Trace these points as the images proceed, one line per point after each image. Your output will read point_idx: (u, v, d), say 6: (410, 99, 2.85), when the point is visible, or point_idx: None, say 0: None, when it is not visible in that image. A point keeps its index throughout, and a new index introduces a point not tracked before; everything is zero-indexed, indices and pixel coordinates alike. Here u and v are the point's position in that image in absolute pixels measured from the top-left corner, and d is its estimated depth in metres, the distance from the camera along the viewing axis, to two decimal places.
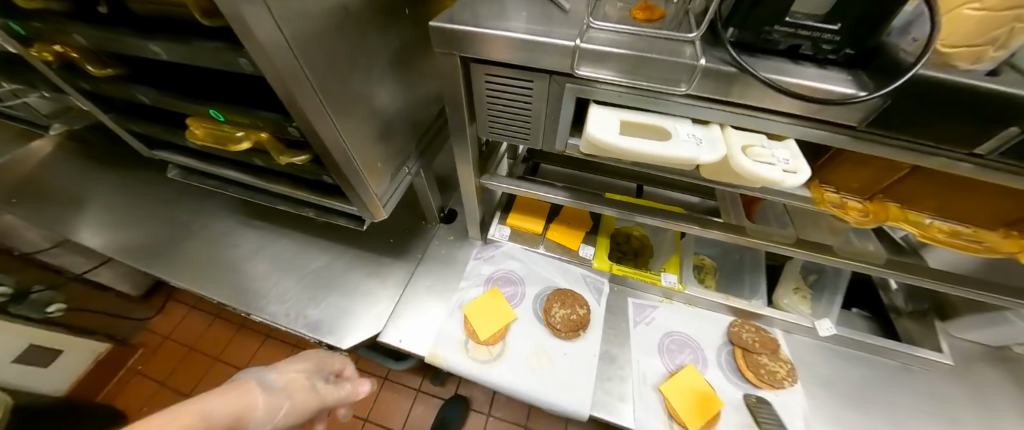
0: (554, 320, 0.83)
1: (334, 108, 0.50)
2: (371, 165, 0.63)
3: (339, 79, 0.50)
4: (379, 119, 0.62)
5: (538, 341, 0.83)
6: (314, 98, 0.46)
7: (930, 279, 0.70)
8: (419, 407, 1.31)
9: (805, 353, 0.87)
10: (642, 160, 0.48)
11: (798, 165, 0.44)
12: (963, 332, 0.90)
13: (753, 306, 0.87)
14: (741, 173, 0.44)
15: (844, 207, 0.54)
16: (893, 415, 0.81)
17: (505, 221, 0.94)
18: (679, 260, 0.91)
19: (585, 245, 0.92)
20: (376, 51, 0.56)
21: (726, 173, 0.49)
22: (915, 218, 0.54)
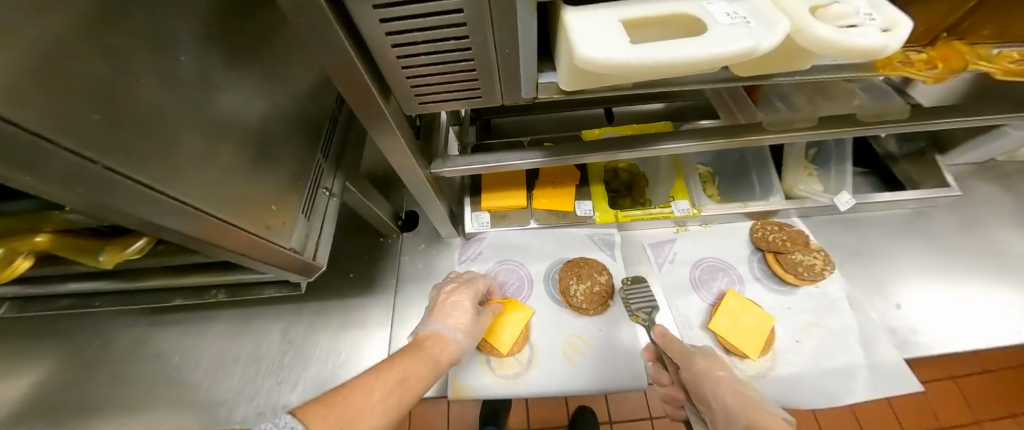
0: (577, 299, 0.70)
1: (148, 166, 0.28)
2: (266, 211, 0.42)
3: (116, 101, 0.25)
4: (241, 142, 0.39)
5: (566, 329, 0.71)
6: (93, 156, 0.23)
7: (960, 119, 0.62)
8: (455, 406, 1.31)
9: (829, 231, 0.81)
10: (666, 73, 0.31)
11: (891, 18, 0.29)
12: (957, 156, 0.88)
13: (772, 203, 0.76)
14: (820, 49, 0.29)
15: (912, 63, 0.41)
16: (924, 260, 0.79)
17: (479, 206, 0.75)
18: (685, 182, 0.78)
19: (580, 201, 0.75)
20: (168, 30, 0.31)
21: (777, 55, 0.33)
22: (982, 51, 0.42)
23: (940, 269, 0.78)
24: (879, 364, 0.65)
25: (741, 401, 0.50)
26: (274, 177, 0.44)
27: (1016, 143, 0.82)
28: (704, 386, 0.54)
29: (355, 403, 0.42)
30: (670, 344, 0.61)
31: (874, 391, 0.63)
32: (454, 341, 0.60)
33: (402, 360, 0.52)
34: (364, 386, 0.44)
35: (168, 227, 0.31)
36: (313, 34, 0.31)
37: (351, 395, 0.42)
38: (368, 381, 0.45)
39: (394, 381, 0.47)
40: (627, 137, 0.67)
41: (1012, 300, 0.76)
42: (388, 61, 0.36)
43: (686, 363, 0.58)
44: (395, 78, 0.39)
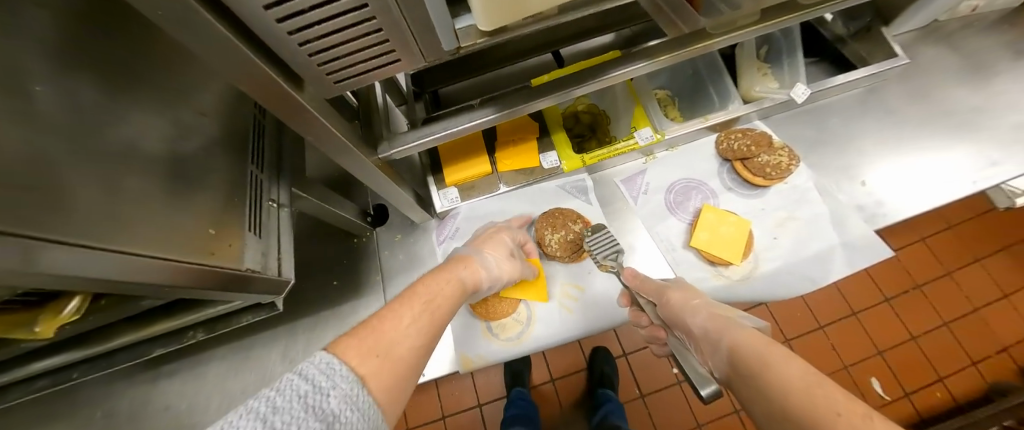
0: (552, 248, 0.71)
1: (72, 225, 0.26)
2: (208, 238, 0.39)
3: None
4: (153, 174, 0.35)
5: (558, 280, 0.72)
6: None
7: None
8: (480, 377, 1.36)
9: (791, 127, 0.82)
10: None
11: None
12: (901, 25, 0.88)
13: (731, 111, 0.75)
14: None
15: None
16: (884, 133, 0.81)
17: (444, 183, 0.72)
18: (644, 109, 0.75)
19: (544, 153, 0.73)
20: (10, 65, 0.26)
21: None
22: None
23: (900, 138, 0.80)
24: (852, 242, 0.68)
25: (716, 321, 0.49)
26: (206, 202, 0.41)
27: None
28: (682, 316, 0.54)
29: (388, 329, 0.41)
30: (642, 284, 0.61)
31: (850, 267, 0.67)
32: (480, 266, 0.59)
33: (430, 281, 0.52)
34: (394, 313, 0.44)
35: (111, 280, 0.29)
36: (184, 34, 0.26)
37: (382, 322, 0.42)
38: (398, 307, 0.45)
39: (422, 304, 0.47)
40: (573, 74, 0.64)
41: (965, 153, 0.79)
42: (287, 47, 0.32)
43: (662, 299, 0.58)
44: (300, 61, 0.34)
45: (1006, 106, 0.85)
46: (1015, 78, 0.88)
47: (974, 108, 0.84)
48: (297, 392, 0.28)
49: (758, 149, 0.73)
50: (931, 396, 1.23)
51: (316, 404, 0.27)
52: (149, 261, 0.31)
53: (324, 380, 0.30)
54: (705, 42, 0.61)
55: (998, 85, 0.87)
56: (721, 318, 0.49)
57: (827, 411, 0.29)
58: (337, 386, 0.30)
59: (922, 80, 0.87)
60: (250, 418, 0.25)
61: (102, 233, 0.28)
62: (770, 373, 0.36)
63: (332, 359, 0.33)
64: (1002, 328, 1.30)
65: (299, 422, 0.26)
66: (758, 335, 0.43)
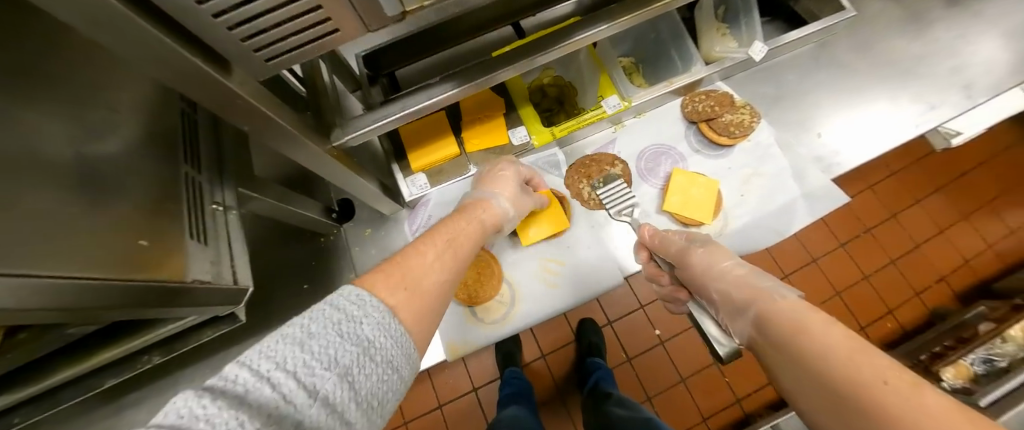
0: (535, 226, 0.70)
1: None
2: (136, 250, 0.34)
3: None
4: (60, 183, 0.30)
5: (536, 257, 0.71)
6: None
7: None
8: (472, 363, 1.36)
9: (751, 86, 0.83)
10: None
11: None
12: None
13: (696, 73, 0.74)
14: None
15: None
16: (836, 86, 0.84)
17: (411, 169, 0.69)
18: (609, 77, 0.74)
19: (512, 130, 0.71)
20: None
21: None
22: None
23: (851, 90, 0.84)
24: (814, 192, 0.71)
25: (736, 283, 0.49)
26: (130, 212, 0.35)
27: None
28: (708, 277, 0.53)
29: (416, 264, 0.41)
30: (663, 242, 0.60)
31: (812, 216, 0.70)
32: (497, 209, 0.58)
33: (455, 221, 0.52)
34: (418, 251, 0.43)
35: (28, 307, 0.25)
36: (61, 7, 0.22)
37: (409, 258, 0.41)
38: (419, 246, 0.44)
39: (445, 242, 0.47)
40: (534, 42, 0.62)
41: (908, 99, 0.84)
42: (200, 22, 0.27)
43: (685, 258, 0.57)
44: (221, 37, 0.30)
45: (941, 53, 0.90)
46: (948, 25, 0.93)
47: (914, 56, 0.89)
48: (331, 319, 0.28)
49: (721, 109, 0.74)
50: (885, 326, 1.36)
51: (350, 331, 0.28)
52: (68, 282, 0.26)
53: (355, 308, 0.30)
54: (665, 0, 0.60)
55: (934, 33, 0.92)
56: (746, 283, 0.48)
57: (872, 378, 0.29)
58: (369, 315, 0.30)
59: (868, 32, 0.90)
60: (287, 342, 0.25)
61: (14, 254, 0.24)
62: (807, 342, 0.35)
63: (361, 290, 0.32)
64: (940, 259, 1.45)
65: (336, 346, 0.26)
66: (801, 301, 0.40)
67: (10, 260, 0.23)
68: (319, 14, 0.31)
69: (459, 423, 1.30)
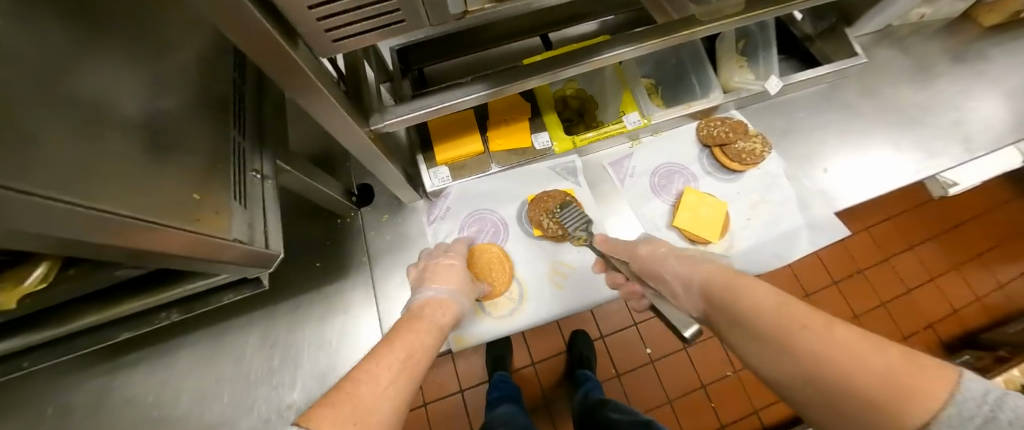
0: (551, 230, 0.71)
1: (49, 177, 0.23)
2: (185, 203, 0.36)
3: None
4: (129, 130, 0.32)
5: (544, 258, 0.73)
6: None
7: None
8: (463, 363, 1.36)
9: (764, 118, 0.87)
10: None
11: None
12: (862, 27, 0.96)
13: (712, 99, 0.79)
14: None
15: None
16: (845, 126, 0.88)
17: (434, 162, 0.71)
18: (632, 94, 0.77)
19: (536, 134, 0.74)
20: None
21: None
22: None
23: (857, 132, 0.88)
24: (815, 222, 0.74)
25: (685, 264, 0.52)
26: (186, 167, 0.37)
27: (905, 6, 0.91)
28: (655, 271, 0.56)
29: (366, 386, 0.37)
30: (609, 244, 0.64)
31: (813, 246, 0.73)
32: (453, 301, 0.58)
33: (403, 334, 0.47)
34: (369, 371, 0.39)
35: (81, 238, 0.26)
36: None
37: (362, 381, 0.37)
38: (375, 364, 0.40)
39: (401, 360, 0.43)
40: (566, 54, 0.65)
41: (910, 146, 0.88)
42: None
43: (632, 254, 0.61)
44: (300, 14, 0.32)
45: (944, 106, 0.95)
46: (952, 81, 0.98)
47: (919, 106, 0.94)
48: None
49: (734, 136, 0.78)
50: None
51: None
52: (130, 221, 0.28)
53: None
54: (691, 28, 0.64)
55: (938, 87, 0.97)
56: (696, 266, 0.50)
57: (794, 323, 0.34)
58: None
59: (877, 79, 0.95)
60: None
61: (81, 188, 0.25)
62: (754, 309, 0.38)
63: None
64: (929, 307, 1.48)
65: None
66: (719, 270, 0.47)
67: (72, 192, 0.24)
68: (391, 3, 0.34)
69: (444, 421, 1.30)
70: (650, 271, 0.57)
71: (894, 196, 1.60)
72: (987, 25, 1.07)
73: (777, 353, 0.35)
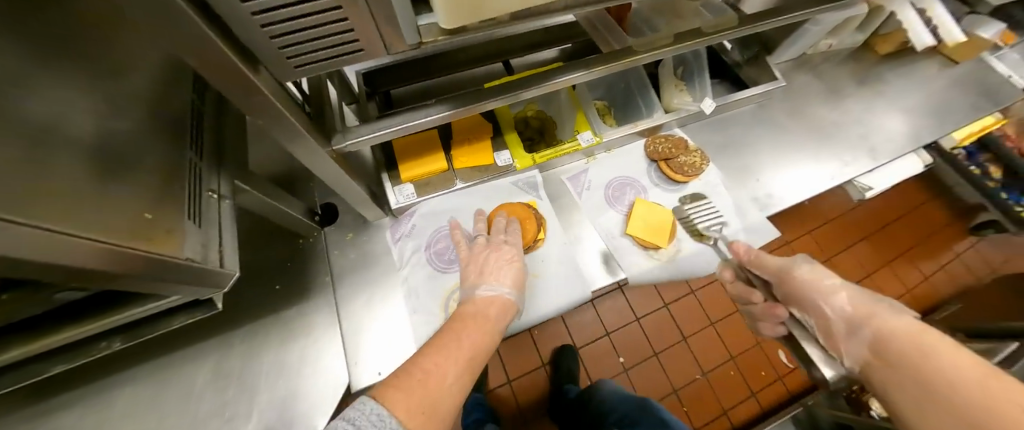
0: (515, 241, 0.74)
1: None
2: (138, 224, 0.36)
3: None
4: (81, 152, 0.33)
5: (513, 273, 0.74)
6: None
7: (777, 19, 0.77)
8: None
9: (704, 134, 0.97)
10: None
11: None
12: (780, 55, 1.09)
13: (655, 120, 0.87)
14: None
15: None
16: (771, 141, 0.99)
17: (399, 180, 0.73)
18: (585, 115, 0.84)
19: (498, 152, 0.78)
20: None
21: None
22: None
23: (782, 146, 0.99)
24: (751, 226, 0.82)
25: (863, 301, 0.57)
26: (140, 187, 0.38)
27: (813, 39, 1.06)
28: (810, 292, 0.61)
29: (432, 381, 0.46)
30: (759, 259, 0.68)
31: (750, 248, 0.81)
32: (506, 300, 0.63)
33: (450, 338, 0.54)
34: (439, 370, 0.48)
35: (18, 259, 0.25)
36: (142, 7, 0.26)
37: (428, 378, 0.46)
38: (439, 361, 0.50)
39: (458, 360, 0.51)
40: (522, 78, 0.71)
41: (827, 157, 1.00)
42: (248, 28, 0.32)
43: (787, 275, 0.64)
44: (261, 42, 0.35)
45: (853, 123, 1.09)
46: (858, 101, 1.14)
47: (832, 123, 1.07)
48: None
49: (678, 150, 0.86)
50: None
51: None
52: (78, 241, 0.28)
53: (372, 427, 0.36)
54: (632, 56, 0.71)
55: (847, 106, 1.12)
56: (867, 307, 0.55)
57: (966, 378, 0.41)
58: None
59: (796, 100, 1.09)
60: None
61: (27, 209, 0.26)
62: (923, 357, 0.45)
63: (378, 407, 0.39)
64: None
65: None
66: (910, 323, 0.50)
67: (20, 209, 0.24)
68: (348, 34, 0.38)
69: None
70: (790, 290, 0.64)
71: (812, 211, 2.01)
72: (883, 54, 1.23)
73: (913, 392, 0.45)
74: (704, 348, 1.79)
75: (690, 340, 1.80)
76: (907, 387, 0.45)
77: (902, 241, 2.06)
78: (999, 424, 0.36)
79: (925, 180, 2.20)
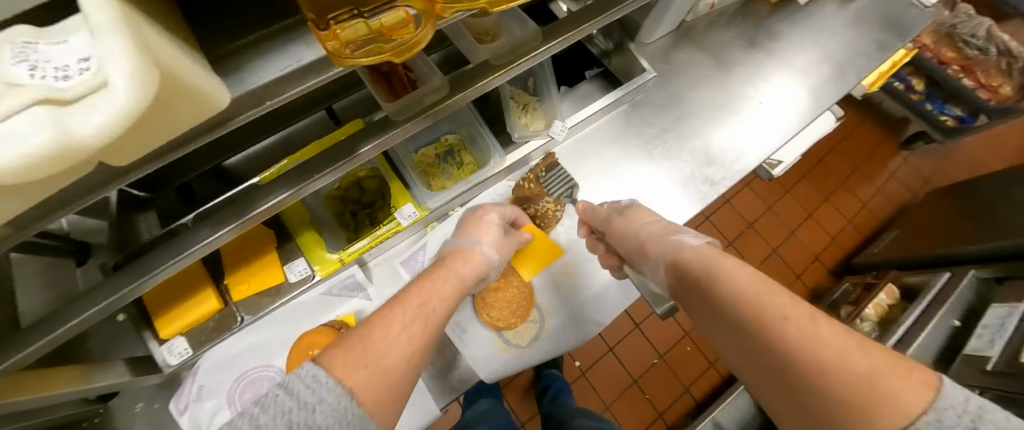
0: None
1: None
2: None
3: None
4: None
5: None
6: None
7: (600, 18, 0.59)
8: None
9: (569, 157, 0.82)
10: None
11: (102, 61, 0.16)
12: (652, 33, 0.91)
13: (495, 166, 0.73)
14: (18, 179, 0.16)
15: (374, 39, 0.28)
16: (649, 149, 0.86)
17: (157, 338, 0.57)
18: (401, 184, 0.68)
19: (290, 264, 0.62)
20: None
21: (116, 150, 0.20)
22: (413, 36, 0.29)
23: (662, 152, 0.86)
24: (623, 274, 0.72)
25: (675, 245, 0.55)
26: None
27: (684, 8, 0.88)
28: (634, 244, 0.62)
29: (379, 340, 0.39)
30: (592, 214, 0.70)
31: (620, 298, 0.72)
32: (478, 254, 0.60)
33: (417, 286, 0.50)
34: (384, 320, 0.42)
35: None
36: None
37: (372, 331, 0.40)
38: (386, 314, 0.43)
39: (414, 309, 0.45)
40: (265, 183, 0.52)
41: (716, 153, 0.87)
42: None
43: (610, 227, 0.66)
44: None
45: (744, 98, 0.95)
46: (750, 67, 0.99)
47: (720, 105, 0.93)
48: (280, 408, 0.28)
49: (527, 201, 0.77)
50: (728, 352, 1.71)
51: (300, 422, 0.28)
52: None
53: (308, 393, 0.30)
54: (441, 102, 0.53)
55: (738, 76, 0.97)
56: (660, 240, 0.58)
57: (778, 315, 0.39)
58: (323, 402, 0.30)
59: (677, 84, 0.94)
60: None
61: None
62: (714, 277, 0.47)
63: (317, 371, 0.33)
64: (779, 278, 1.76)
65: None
66: (706, 248, 0.52)
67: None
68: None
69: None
70: (627, 242, 0.63)
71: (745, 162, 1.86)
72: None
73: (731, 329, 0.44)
74: (658, 331, 1.75)
75: (642, 326, 1.75)
76: (731, 339, 0.45)
77: (843, 168, 1.94)
78: (821, 383, 0.34)
79: (856, 99, 2.03)
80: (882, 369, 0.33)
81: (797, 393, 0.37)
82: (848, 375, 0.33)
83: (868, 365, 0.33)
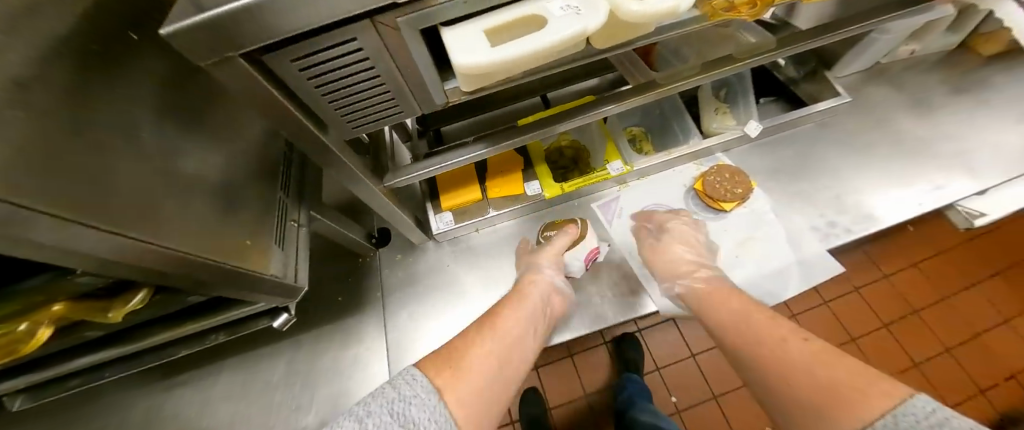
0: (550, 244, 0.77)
1: (154, 229, 0.36)
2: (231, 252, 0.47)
3: (93, 181, 0.31)
4: (190, 192, 0.44)
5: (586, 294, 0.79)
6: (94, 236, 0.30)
7: (836, 32, 0.71)
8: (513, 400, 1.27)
9: (750, 159, 0.92)
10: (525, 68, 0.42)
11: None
12: (848, 67, 1.00)
13: (693, 145, 0.86)
14: (634, 20, 0.38)
15: (735, 7, 0.48)
16: (833, 166, 0.91)
17: (440, 208, 0.83)
18: (615, 144, 0.86)
19: (528, 183, 0.84)
20: (112, 118, 0.35)
21: (617, 32, 0.43)
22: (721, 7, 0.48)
23: (844, 172, 0.90)
24: (806, 259, 0.76)
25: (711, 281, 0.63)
26: (236, 221, 0.50)
27: (882, 48, 0.95)
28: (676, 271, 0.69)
29: (474, 361, 0.44)
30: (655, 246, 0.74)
31: (806, 282, 0.75)
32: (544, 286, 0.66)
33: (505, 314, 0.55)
34: (476, 340, 0.47)
35: (147, 267, 0.36)
36: (240, 86, 0.38)
37: (468, 346, 0.46)
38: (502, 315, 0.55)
39: (500, 340, 0.49)
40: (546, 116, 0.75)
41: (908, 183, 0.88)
42: (309, 94, 0.43)
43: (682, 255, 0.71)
44: (316, 102, 0.45)
45: (948, 138, 0.95)
46: (955, 111, 0.99)
47: (915, 142, 0.95)
48: (386, 398, 0.32)
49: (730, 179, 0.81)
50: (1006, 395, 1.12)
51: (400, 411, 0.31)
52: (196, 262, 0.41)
53: (408, 390, 0.34)
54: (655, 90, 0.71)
55: (941, 118, 0.98)
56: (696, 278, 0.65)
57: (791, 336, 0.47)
58: (423, 401, 0.34)
59: (865, 118, 0.99)
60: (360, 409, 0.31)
61: (161, 233, 0.37)
62: (779, 348, 0.46)
63: (415, 372, 0.37)
64: None
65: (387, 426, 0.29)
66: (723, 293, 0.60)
67: (133, 231, 0.34)
68: (379, 87, 0.46)
69: None
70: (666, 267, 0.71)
71: (944, 221, 1.29)
72: (989, 54, 1.03)
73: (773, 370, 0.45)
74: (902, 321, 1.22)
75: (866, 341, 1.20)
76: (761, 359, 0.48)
77: None
78: (820, 392, 0.38)
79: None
80: (841, 379, 0.38)
81: (798, 396, 0.40)
82: (821, 386, 0.38)
83: (830, 376, 0.39)
